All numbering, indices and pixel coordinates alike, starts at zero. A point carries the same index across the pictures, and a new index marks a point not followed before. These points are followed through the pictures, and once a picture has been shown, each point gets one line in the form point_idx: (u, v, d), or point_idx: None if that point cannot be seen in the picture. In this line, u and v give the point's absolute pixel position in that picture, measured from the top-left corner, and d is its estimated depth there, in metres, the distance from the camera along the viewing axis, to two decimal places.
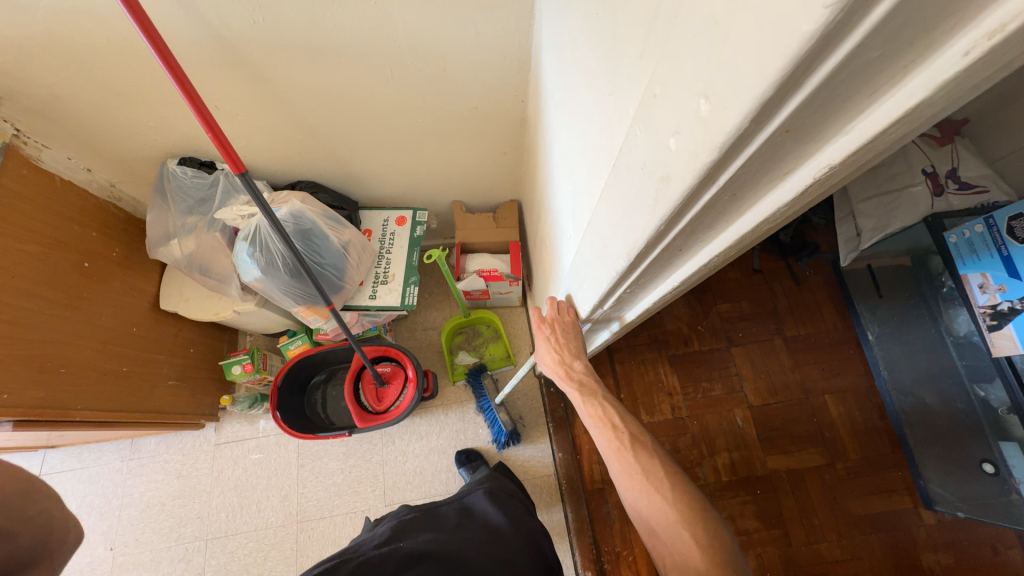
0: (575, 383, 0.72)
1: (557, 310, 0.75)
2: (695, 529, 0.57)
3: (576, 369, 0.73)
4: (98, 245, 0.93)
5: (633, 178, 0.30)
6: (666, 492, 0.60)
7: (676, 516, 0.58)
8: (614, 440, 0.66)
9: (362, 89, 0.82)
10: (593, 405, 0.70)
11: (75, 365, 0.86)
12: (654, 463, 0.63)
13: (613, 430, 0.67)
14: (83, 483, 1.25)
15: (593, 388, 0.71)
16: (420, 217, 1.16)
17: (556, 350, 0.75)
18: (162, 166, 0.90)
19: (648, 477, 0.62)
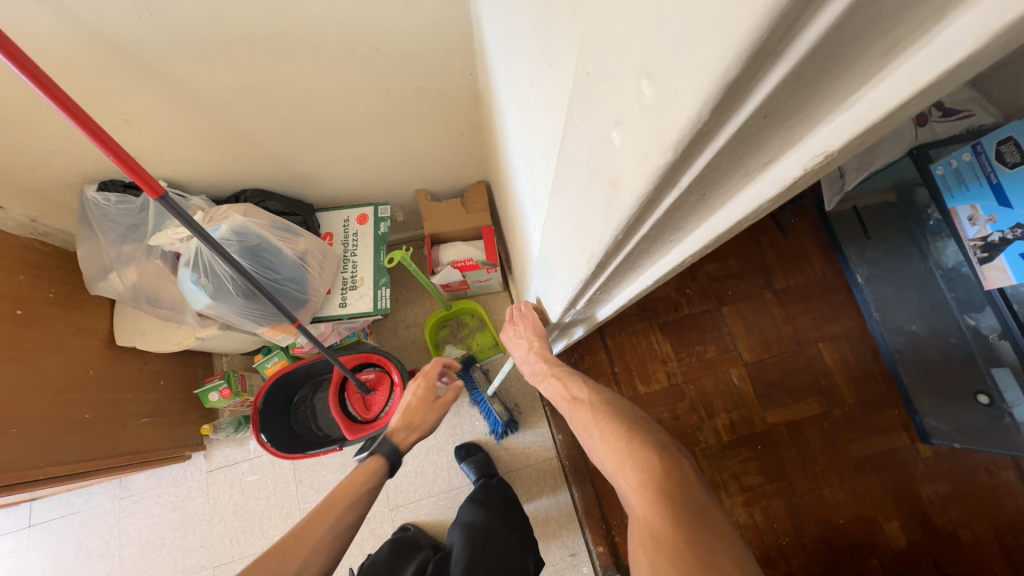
0: (538, 366, 0.73)
1: (512, 315, 0.76)
2: (633, 470, 0.51)
3: (535, 360, 0.73)
4: (30, 289, 0.85)
5: (581, 176, 0.24)
6: (605, 440, 0.57)
7: (619, 459, 0.53)
8: (568, 409, 0.65)
9: (288, 83, 0.73)
10: (551, 383, 0.70)
11: (29, 422, 0.79)
12: (601, 416, 0.59)
13: (568, 399, 0.66)
14: (77, 529, 1.21)
15: (551, 366, 0.71)
16: (382, 213, 1.09)
17: (516, 345, 0.77)
18: (82, 194, 0.81)
19: (593, 433, 0.59)
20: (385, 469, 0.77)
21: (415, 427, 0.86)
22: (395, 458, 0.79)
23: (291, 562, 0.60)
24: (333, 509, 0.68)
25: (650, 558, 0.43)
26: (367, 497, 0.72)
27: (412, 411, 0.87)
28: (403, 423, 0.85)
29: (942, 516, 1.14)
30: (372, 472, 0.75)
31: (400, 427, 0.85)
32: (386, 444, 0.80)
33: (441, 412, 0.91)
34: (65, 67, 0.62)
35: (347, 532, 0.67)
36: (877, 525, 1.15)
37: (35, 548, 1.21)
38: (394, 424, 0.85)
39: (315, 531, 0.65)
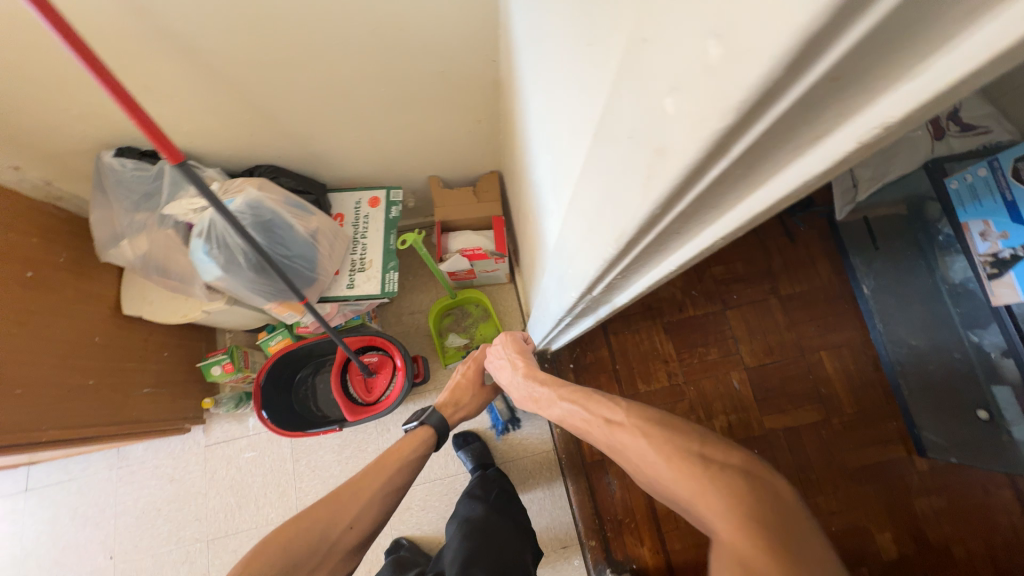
0: (528, 397, 0.76)
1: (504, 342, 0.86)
2: (690, 481, 0.47)
3: (523, 385, 0.77)
4: (42, 252, 0.85)
5: (619, 152, 0.24)
6: (653, 456, 0.52)
7: (674, 477, 0.48)
8: (592, 429, 0.62)
9: (310, 59, 0.72)
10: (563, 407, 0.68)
11: (34, 384, 0.80)
12: (637, 432, 0.55)
13: (590, 421, 0.62)
14: (74, 495, 1.22)
15: (552, 396, 0.71)
16: (394, 196, 1.08)
17: (499, 363, 0.85)
18: (99, 159, 0.80)
19: (637, 457, 0.54)
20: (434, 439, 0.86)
21: (461, 405, 0.94)
22: (442, 429, 0.87)
23: (344, 510, 0.69)
24: (384, 470, 0.76)
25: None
26: (412, 463, 0.79)
27: (461, 389, 0.95)
28: (451, 399, 0.94)
29: (936, 530, 1.15)
30: (420, 442, 0.83)
31: (447, 404, 0.94)
32: (436, 416, 0.89)
33: (487, 395, 0.99)
34: (90, 29, 0.62)
35: (393, 496, 0.75)
36: (870, 536, 1.16)
37: (31, 512, 1.21)
38: (443, 399, 0.94)
39: (366, 487, 0.73)
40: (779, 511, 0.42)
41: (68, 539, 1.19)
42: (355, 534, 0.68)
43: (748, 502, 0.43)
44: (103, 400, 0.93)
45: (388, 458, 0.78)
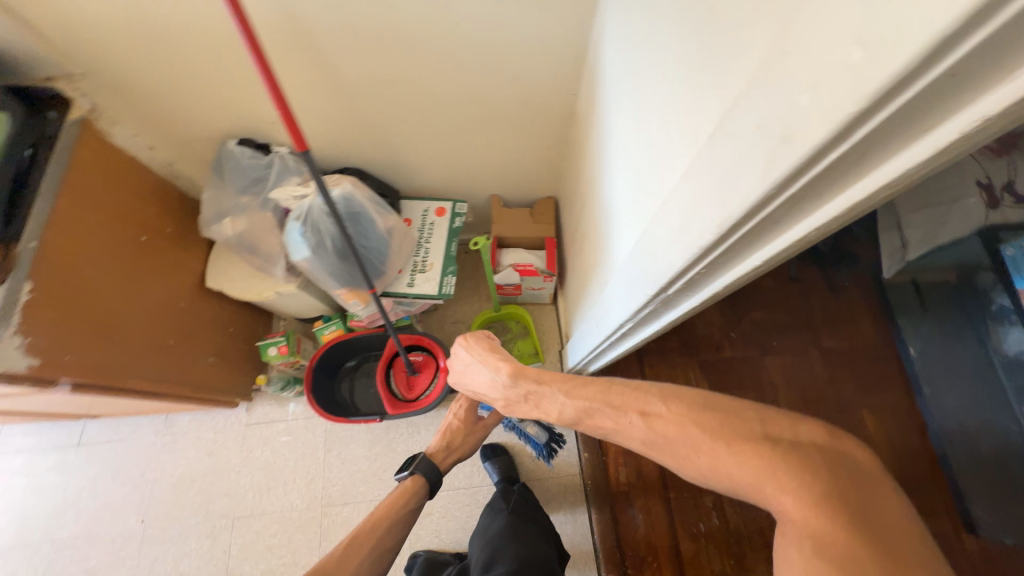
0: (522, 403, 0.73)
1: (476, 341, 0.83)
2: (753, 464, 0.48)
3: (512, 390, 0.74)
4: (155, 220, 0.95)
5: (738, 148, 0.30)
6: (706, 448, 0.52)
7: (733, 463, 0.50)
8: (619, 426, 0.60)
9: (417, 79, 0.84)
10: (586, 403, 0.64)
11: (129, 335, 0.88)
12: (681, 419, 0.55)
13: (619, 419, 0.60)
14: (120, 454, 1.28)
15: (546, 392, 0.69)
16: (459, 209, 1.16)
17: (467, 370, 0.83)
18: (223, 146, 0.92)
19: (685, 448, 0.54)
20: (423, 491, 0.95)
21: (453, 448, 1.04)
22: (433, 475, 0.97)
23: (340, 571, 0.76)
24: (374, 531, 0.84)
25: (811, 556, 0.41)
26: (400, 524, 0.88)
27: (452, 433, 1.05)
28: (443, 444, 1.04)
29: None
30: (411, 494, 0.93)
31: (440, 448, 1.04)
32: (427, 464, 0.99)
33: (479, 432, 1.08)
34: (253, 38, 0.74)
35: (382, 556, 0.83)
36: None
37: (78, 466, 1.28)
38: (435, 445, 1.03)
39: (359, 551, 0.81)
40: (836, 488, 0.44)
41: (107, 497, 1.24)
42: None
43: (817, 475, 0.45)
44: (178, 362, 1.00)
45: (378, 517, 0.87)
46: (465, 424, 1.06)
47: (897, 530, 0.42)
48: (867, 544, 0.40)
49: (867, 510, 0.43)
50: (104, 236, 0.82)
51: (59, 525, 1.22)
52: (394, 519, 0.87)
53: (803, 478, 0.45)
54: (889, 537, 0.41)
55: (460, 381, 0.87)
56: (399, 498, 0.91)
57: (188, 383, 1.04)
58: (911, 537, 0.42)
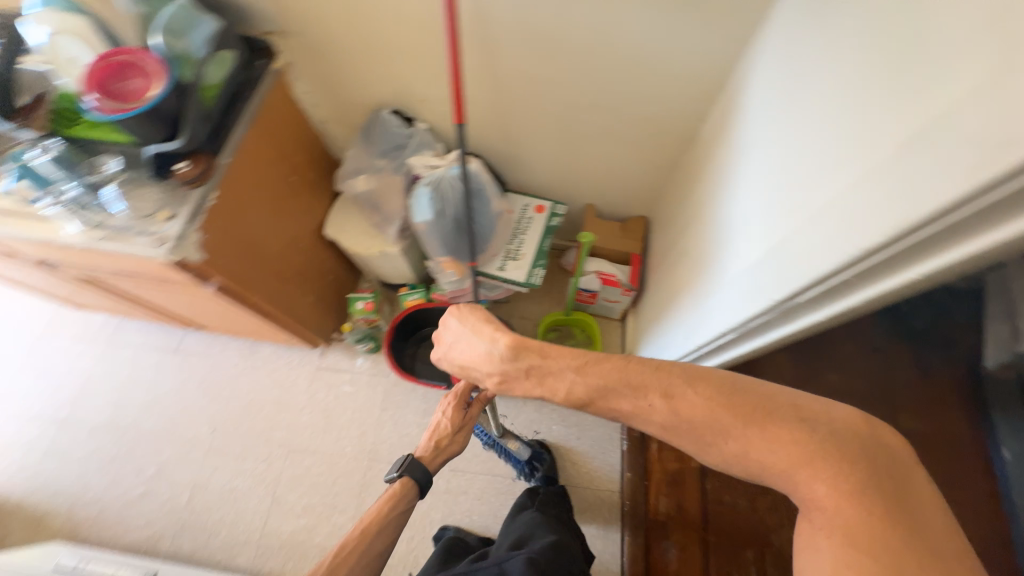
0: (522, 379, 0.67)
1: (462, 311, 0.74)
2: (786, 451, 0.50)
3: (511, 364, 0.67)
4: (302, 166, 1.09)
5: (868, 212, 0.41)
6: (736, 433, 0.53)
7: (768, 450, 0.51)
8: (638, 409, 0.59)
9: (560, 83, 0.93)
10: (601, 378, 0.61)
11: (265, 259, 0.99)
12: (707, 402, 0.55)
13: (638, 402, 0.59)
14: (205, 368, 1.42)
15: (552, 369, 0.64)
16: (558, 210, 1.22)
17: (458, 342, 0.73)
18: (377, 114, 1.04)
19: (713, 433, 0.54)
20: (415, 491, 0.87)
21: (444, 449, 0.92)
22: (425, 483, 0.88)
23: None
24: (363, 538, 0.82)
25: (844, 546, 0.44)
26: (393, 523, 0.84)
27: (442, 433, 0.93)
28: (433, 445, 0.92)
29: None
30: (400, 499, 0.86)
31: (430, 449, 0.92)
32: (415, 467, 0.88)
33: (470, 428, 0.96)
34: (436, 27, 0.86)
35: (378, 555, 0.82)
36: None
37: (168, 369, 1.42)
38: (423, 446, 0.92)
39: (350, 557, 0.80)
40: (873, 480, 0.46)
41: (188, 403, 1.37)
42: None
43: (851, 465, 0.47)
44: (289, 293, 1.12)
45: (369, 521, 0.83)
46: (455, 423, 0.92)
47: (927, 516, 0.45)
48: (900, 534, 0.43)
49: (899, 500, 0.45)
50: (270, 170, 0.96)
51: (145, 417, 1.36)
52: (385, 522, 0.83)
53: (837, 464, 0.47)
54: (923, 528, 0.44)
55: (446, 355, 0.77)
56: (391, 499, 0.86)
57: (290, 315, 1.15)
58: (940, 523, 0.45)
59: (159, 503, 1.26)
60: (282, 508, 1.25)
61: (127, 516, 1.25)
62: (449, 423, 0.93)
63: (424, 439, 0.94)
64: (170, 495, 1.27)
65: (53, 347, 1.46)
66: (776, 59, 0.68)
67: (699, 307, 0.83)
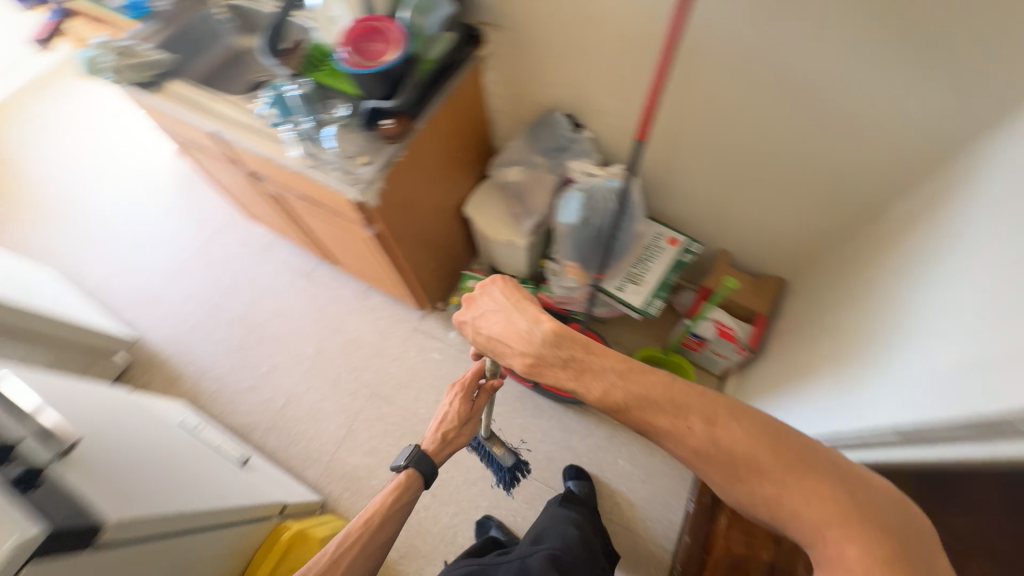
0: (558, 368, 0.64)
1: (500, 283, 0.73)
2: (820, 504, 0.48)
3: (551, 350, 0.65)
4: (469, 147, 1.18)
5: None
6: (772, 476, 0.51)
7: (802, 500, 0.49)
8: (673, 429, 0.56)
9: (746, 122, 0.90)
10: (639, 386, 0.59)
11: (417, 219, 1.10)
12: (749, 437, 0.53)
13: (677, 420, 0.55)
14: (326, 298, 1.60)
15: (593, 365, 0.62)
16: (692, 247, 1.18)
17: (495, 313, 0.71)
18: (551, 115, 1.08)
19: (749, 471, 0.52)
20: (420, 482, 0.89)
21: (451, 439, 0.95)
22: (431, 474, 0.91)
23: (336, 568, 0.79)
24: (365, 532, 0.83)
25: None
26: (397, 518, 0.86)
27: (449, 425, 0.94)
28: (440, 438, 0.94)
29: None
30: (409, 491, 0.88)
31: (437, 441, 0.94)
32: (422, 460, 0.90)
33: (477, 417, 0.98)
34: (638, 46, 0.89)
35: (383, 548, 0.84)
36: None
37: (298, 289, 1.63)
38: (430, 439, 0.94)
39: (353, 551, 0.82)
40: (906, 552, 0.45)
41: (305, 323, 1.56)
42: None
43: (883, 530, 0.46)
44: (422, 256, 1.22)
45: (373, 513, 0.85)
46: (462, 413, 0.95)
47: None
48: None
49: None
50: (446, 143, 1.05)
51: (269, 324, 1.57)
52: (390, 516, 0.85)
53: (876, 532, 0.46)
54: None
55: (476, 324, 0.74)
56: (396, 494, 0.87)
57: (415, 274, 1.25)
58: None
59: (261, 400, 1.44)
60: (353, 441, 1.36)
61: (236, 401, 1.45)
62: (456, 414, 0.95)
63: (430, 431, 0.95)
64: (271, 395, 1.45)
65: (222, 245, 1.74)
66: (999, 166, 0.63)
67: (851, 395, 0.74)
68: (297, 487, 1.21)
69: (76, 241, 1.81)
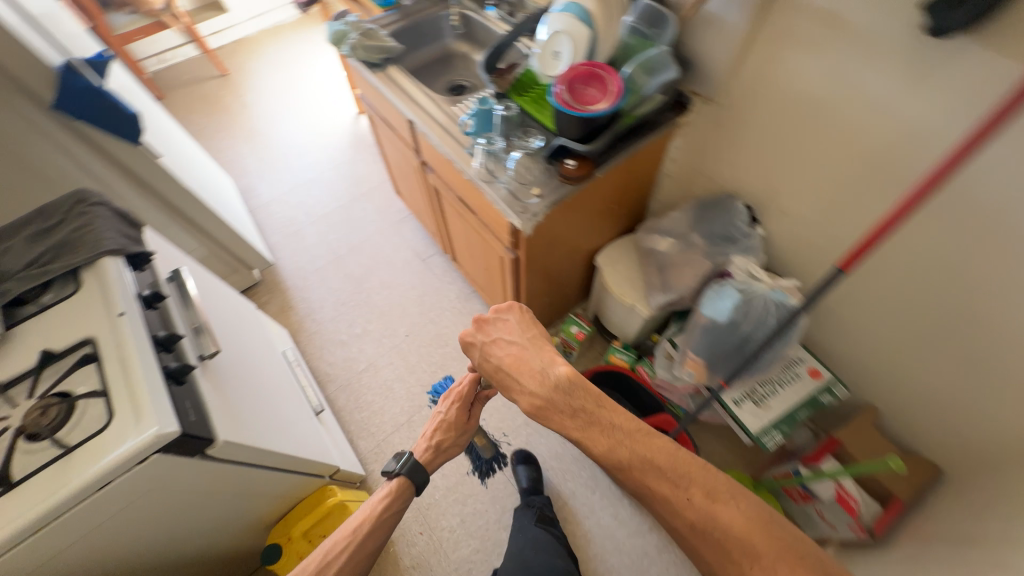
0: (565, 413, 0.73)
1: (525, 321, 0.86)
2: None
3: (562, 397, 0.74)
4: (628, 204, 1.15)
5: None
6: (766, 559, 0.56)
7: None
8: (672, 497, 0.63)
9: (977, 285, 0.75)
10: (647, 449, 0.67)
11: (555, 256, 1.09)
12: (745, 517, 0.59)
13: (678, 489, 0.63)
14: (431, 287, 1.67)
15: (605, 422, 0.71)
16: (836, 389, 1.01)
17: (511, 344, 0.82)
18: (730, 200, 1.01)
19: (745, 555, 0.57)
20: (411, 491, 0.92)
21: (444, 446, 0.98)
22: (420, 481, 0.93)
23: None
24: (347, 541, 0.83)
25: None
26: (383, 528, 0.88)
27: (443, 432, 0.98)
28: (432, 443, 0.97)
29: None
30: (398, 503, 0.90)
31: (430, 447, 0.97)
32: (413, 466, 0.93)
33: (472, 423, 1.01)
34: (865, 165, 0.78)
35: (365, 561, 0.84)
36: None
37: (410, 270, 1.72)
38: (422, 445, 0.97)
39: (339, 561, 0.81)
40: None
41: (406, 302, 1.64)
42: None
43: None
44: (542, 289, 1.21)
45: (359, 522, 0.86)
46: (458, 421, 0.98)
47: None
48: None
49: None
50: (610, 196, 1.04)
51: (377, 291, 1.67)
52: (372, 529, 0.86)
53: None
54: None
55: (486, 350, 0.83)
56: (388, 499, 0.89)
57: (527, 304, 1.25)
58: None
59: (345, 357, 1.54)
60: (408, 432, 1.38)
61: (324, 348, 1.55)
62: (453, 422, 0.98)
63: (424, 438, 0.98)
64: (355, 355, 1.53)
65: (364, 207, 1.92)
66: None
67: None
68: (348, 454, 1.25)
69: (258, 163, 2.12)
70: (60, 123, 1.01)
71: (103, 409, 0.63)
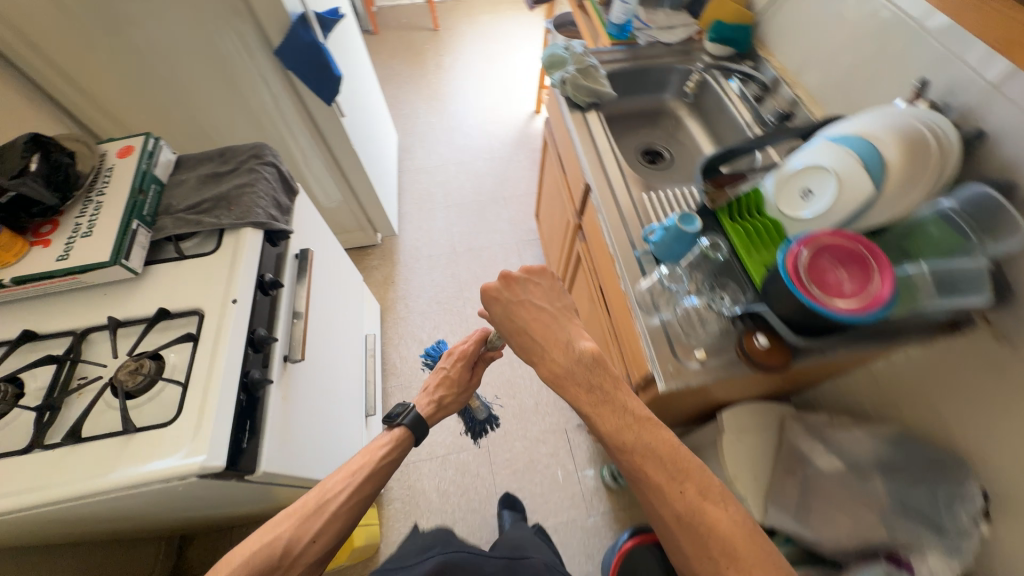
0: (580, 387, 0.60)
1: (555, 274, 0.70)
2: None
3: (582, 369, 0.61)
4: (797, 385, 0.89)
5: None
6: (747, 566, 0.49)
7: None
8: (666, 489, 0.53)
9: None
10: (654, 437, 0.56)
11: (678, 408, 0.88)
12: (739, 529, 0.51)
13: (675, 483, 0.53)
14: None
15: (617, 401, 0.58)
16: None
17: (540, 308, 0.66)
18: (960, 473, 0.70)
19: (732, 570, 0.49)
20: (411, 439, 0.80)
21: (446, 402, 0.87)
22: (421, 429, 0.82)
23: (314, 521, 0.63)
24: (348, 479, 0.70)
25: None
26: (383, 471, 0.74)
27: (445, 386, 0.88)
28: (432, 398, 0.86)
29: None
30: (393, 447, 0.77)
31: (430, 402, 0.86)
32: (414, 414, 0.81)
33: (473, 381, 0.93)
34: None
35: (360, 505, 0.69)
36: None
37: None
38: (421, 398, 0.86)
39: (337, 502, 0.67)
40: None
41: None
42: (314, 552, 0.62)
43: None
44: None
45: (364, 463, 0.73)
46: (462, 378, 0.90)
47: None
48: None
49: None
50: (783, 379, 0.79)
51: (472, 305, 1.61)
52: (376, 473, 0.72)
53: None
54: None
55: (510, 311, 0.66)
56: (381, 446, 0.76)
57: None
58: None
59: (416, 357, 1.50)
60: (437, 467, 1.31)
61: (402, 340, 1.54)
62: (453, 378, 0.88)
63: (422, 395, 0.88)
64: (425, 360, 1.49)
65: (498, 212, 1.85)
66: None
67: None
68: None
69: (425, 127, 2.15)
70: (273, 63, 1.05)
71: (177, 400, 0.61)
